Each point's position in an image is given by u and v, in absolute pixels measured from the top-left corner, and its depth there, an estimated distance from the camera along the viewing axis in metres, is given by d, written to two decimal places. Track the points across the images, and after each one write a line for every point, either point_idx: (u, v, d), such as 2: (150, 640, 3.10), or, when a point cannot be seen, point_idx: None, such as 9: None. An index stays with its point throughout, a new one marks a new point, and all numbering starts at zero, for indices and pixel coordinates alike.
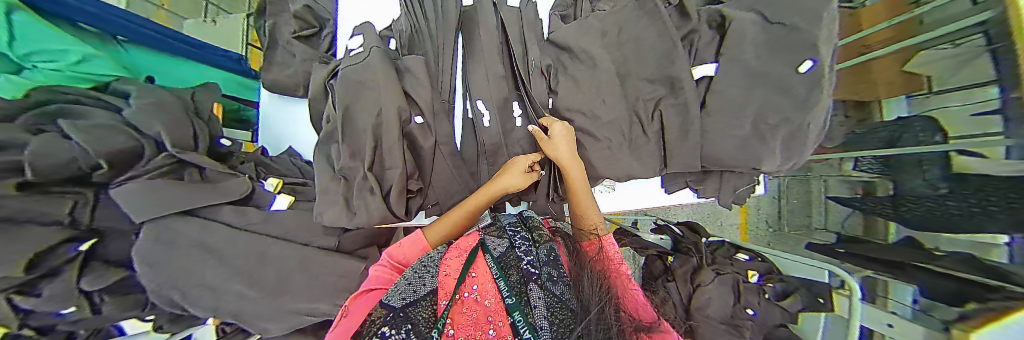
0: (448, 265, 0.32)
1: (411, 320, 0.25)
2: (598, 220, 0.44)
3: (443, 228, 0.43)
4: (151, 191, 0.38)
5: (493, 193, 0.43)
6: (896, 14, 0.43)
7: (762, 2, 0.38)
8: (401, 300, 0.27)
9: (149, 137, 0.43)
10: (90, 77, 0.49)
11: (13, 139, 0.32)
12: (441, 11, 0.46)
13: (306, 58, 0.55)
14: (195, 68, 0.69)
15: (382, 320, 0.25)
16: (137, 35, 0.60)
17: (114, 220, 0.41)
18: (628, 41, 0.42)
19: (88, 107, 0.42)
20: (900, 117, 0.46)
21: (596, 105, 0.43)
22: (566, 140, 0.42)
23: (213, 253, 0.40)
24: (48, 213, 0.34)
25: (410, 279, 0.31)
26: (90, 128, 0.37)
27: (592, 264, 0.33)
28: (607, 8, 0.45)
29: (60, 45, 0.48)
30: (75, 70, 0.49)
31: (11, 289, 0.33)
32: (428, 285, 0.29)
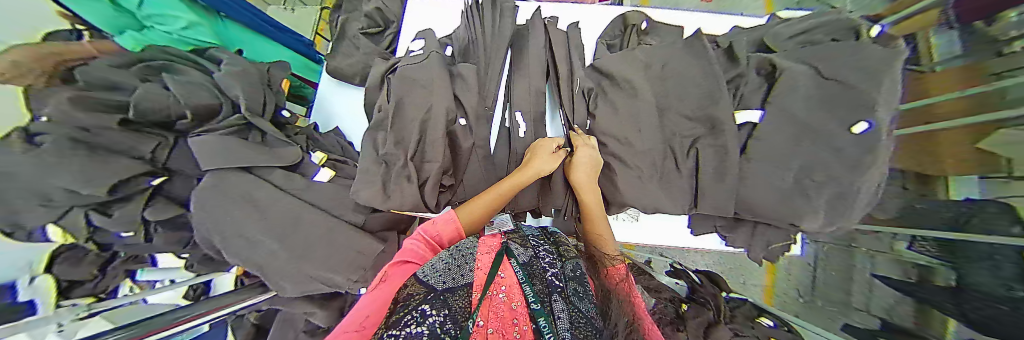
0: (479, 262, 0.34)
1: (449, 306, 0.27)
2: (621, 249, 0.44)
3: (479, 218, 0.43)
4: (221, 144, 0.43)
5: (527, 176, 0.43)
6: (975, 85, 0.38)
7: (820, 57, 0.37)
8: (441, 285, 0.30)
9: (230, 99, 0.50)
10: (190, 42, 0.59)
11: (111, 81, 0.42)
12: (497, 27, 0.50)
13: (368, 51, 0.61)
14: (273, 48, 0.78)
15: (424, 300, 0.28)
16: (235, 13, 0.68)
17: (185, 164, 0.49)
18: (672, 75, 0.43)
19: (185, 67, 0.50)
20: (969, 199, 0.39)
21: (632, 134, 0.43)
22: (586, 170, 0.44)
23: (258, 210, 0.44)
24: (132, 147, 0.42)
25: (446, 267, 0.33)
26: (183, 84, 0.45)
27: (619, 287, 0.32)
28: (655, 44, 0.47)
29: (174, 12, 0.57)
30: (180, 34, 0.58)
31: (91, 205, 0.41)
32: (463, 278, 0.32)
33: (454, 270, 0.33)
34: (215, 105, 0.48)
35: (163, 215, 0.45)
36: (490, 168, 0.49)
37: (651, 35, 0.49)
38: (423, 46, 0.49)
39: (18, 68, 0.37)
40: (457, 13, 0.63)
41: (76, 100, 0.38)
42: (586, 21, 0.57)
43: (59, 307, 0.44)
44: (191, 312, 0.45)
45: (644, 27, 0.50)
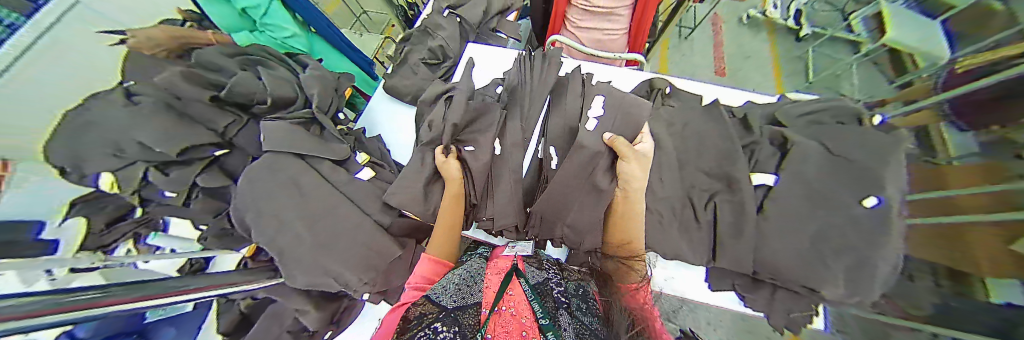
0: (490, 282, 0.47)
1: (460, 323, 0.39)
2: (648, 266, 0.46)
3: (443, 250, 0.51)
4: (286, 132, 0.50)
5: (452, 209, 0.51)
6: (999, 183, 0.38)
7: (830, 136, 0.43)
8: (451, 303, 0.44)
9: (305, 95, 0.58)
10: (286, 47, 0.72)
11: (217, 65, 0.52)
12: (544, 73, 0.59)
13: (425, 77, 0.72)
14: (343, 61, 0.90)
15: (438, 315, 0.41)
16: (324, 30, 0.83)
17: (249, 142, 0.56)
18: (691, 135, 0.49)
19: (277, 64, 0.59)
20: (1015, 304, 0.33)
21: (654, 179, 0.47)
22: (637, 161, 0.41)
23: (300, 195, 0.48)
24: (210, 120, 0.51)
25: (457, 289, 0.47)
26: (273, 78, 0.53)
27: (619, 295, 0.42)
28: (677, 107, 0.54)
29: (282, 24, 0.71)
30: (281, 41, 0.72)
31: (155, 163, 0.46)
32: (475, 298, 0.44)
33: (463, 293, 0.46)
34: (293, 99, 0.56)
35: (214, 185, 0.51)
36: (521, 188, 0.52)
37: (674, 98, 0.56)
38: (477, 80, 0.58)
39: (151, 42, 0.51)
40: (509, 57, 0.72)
41: (188, 74, 0.48)
42: (616, 80, 0.66)
43: (78, 252, 0.44)
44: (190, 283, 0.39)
45: (667, 92, 0.57)
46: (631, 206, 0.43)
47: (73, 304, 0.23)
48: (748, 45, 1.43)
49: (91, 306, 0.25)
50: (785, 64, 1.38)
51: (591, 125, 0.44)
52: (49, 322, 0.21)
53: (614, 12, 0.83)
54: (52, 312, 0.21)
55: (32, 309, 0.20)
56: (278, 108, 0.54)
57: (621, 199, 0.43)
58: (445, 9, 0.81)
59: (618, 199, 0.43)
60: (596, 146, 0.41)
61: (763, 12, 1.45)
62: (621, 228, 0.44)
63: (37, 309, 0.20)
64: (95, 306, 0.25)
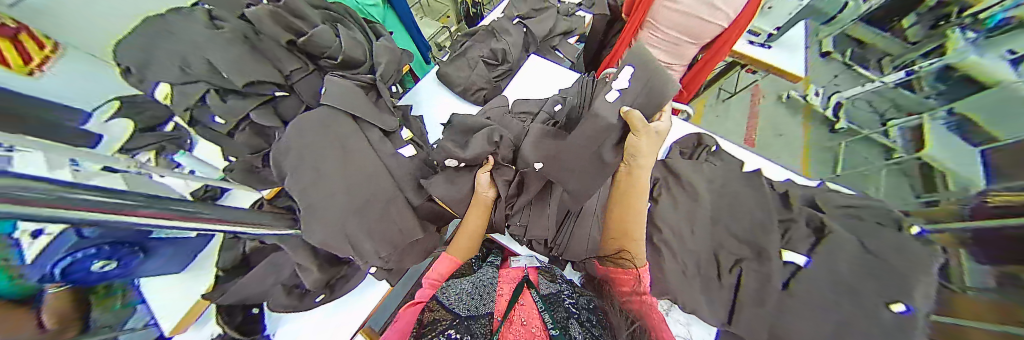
0: (502, 289, 0.47)
1: (471, 330, 0.41)
2: (644, 252, 0.41)
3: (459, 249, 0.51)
4: (347, 91, 0.52)
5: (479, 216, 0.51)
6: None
7: (868, 233, 0.43)
8: (464, 310, 0.44)
9: (372, 63, 0.60)
10: (365, 14, 0.75)
11: (303, 13, 0.55)
12: None
13: (481, 75, 0.74)
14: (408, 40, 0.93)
15: (450, 323, 0.42)
16: (401, 8, 0.86)
17: (307, 90, 0.56)
18: (727, 196, 0.51)
19: (355, 27, 0.62)
20: None
21: (684, 230, 0.48)
22: (649, 140, 0.38)
23: (343, 152, 0.49)
24: (279, 61, 0.53)
25: (468, 292, 0.47)
26: (349, 40, 0.56)
27: (619, 301, 0.39)
28: (719, 166, 0.55)
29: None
30: (363, 8, 0.75)
31: (215, 86, 0.49)
32: (485, 306, 0.44)
33: (474, 301, 0.45)
34: (360, 62, 0.58)
35: (267, 123, 0.52)
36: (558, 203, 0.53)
37: (718, 158, 0.57)
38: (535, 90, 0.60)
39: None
40: (568, 76, 0.73)
41: (275, 15, 0.52)
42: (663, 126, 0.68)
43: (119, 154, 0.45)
44: (228, 213, 0.37)
45: (713, 150, 0.59)
46: (634, 182, 0.42)
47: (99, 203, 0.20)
48: (782, 124, 1.46)
49: (113, 210, 0.21)
50: (815, 153, 1.43)
51: (612, 97, 0.37)
52: (57, 220, 0.17)
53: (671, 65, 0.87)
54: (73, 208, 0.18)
55: (51, 194, 0.17)
56: (345, 66, 0.56)
57: (624, 173, 0.42)
58: (514, 18, 0.85)
59: (621, 174, 0.43)
60: (611, 117, 0.37)
61: (803, 96, 1.49)
62: (624, 211, 0.42)
63: (57, 197, 0.17)
64: (120, 213, 0.22)
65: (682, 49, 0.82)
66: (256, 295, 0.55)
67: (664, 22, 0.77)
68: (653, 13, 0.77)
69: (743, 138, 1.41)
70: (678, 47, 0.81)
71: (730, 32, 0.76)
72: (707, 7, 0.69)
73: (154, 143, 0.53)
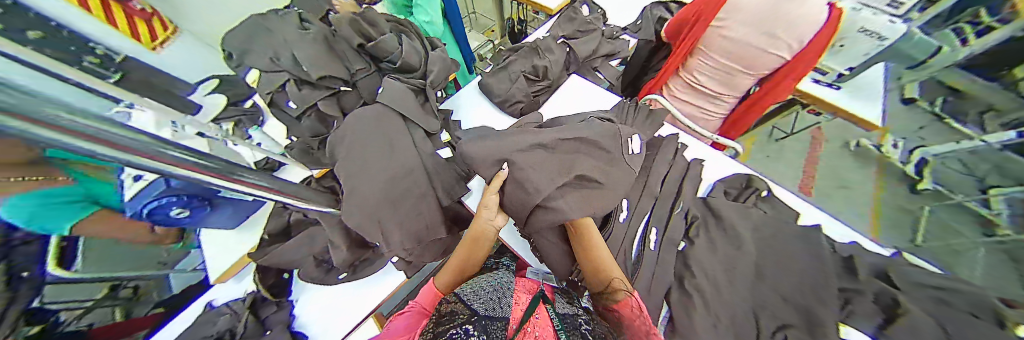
0: (518, 300, 0.42)
1: (487, 330, 0.35)
2: (619, 270, 0.41)
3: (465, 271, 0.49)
4: (400, 93, 0.57)
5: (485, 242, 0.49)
6: None
7: (958, 325, 0.36)
8: (484, 309, 0.40)
9: (425, 70, 0.65)
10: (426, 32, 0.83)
11: (374, 21, 0.62)
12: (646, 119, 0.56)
13: (521, 89, 0.75)
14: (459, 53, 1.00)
15: (465, 320, 0.37)
16: (456, 24, 0.93)
17: (367, 88, 0.61)
18: (774, 250, 0.46)
19: (416, 36, 0.68)
20: None
21: (721, 279, 0.43)
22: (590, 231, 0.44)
23: (388, 147, 0.53)
24: (347, 60, 0.59)
25: (488, 297, 0.42)
26: (410, 47, 0.62)
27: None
28: (770, 215, 0.50)
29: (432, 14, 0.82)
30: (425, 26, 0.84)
31: (295, 78, 0.57)
32: (502, 311, 0.39)
33: (493, 303, 0.41)
34: (415, 68, 0.63)
35: (330, 112, 0.58)
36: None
37: (769, 205, 0.52)
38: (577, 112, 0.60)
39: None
40: (610, 98, 0.72)
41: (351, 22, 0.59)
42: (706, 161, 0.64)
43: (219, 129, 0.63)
44: (279, 186, 0.40)
45: (765, 195, 0.52)
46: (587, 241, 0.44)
47: (172, 155, 0.23)
48: (846, 174, 1.29)
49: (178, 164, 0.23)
50: (890, 213, 1.22)
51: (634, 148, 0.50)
52: (140, 166, 0.20)
53: (722, 96, 0.81)
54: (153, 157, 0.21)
55: (133, 141, 0.20)
56: (402, 69, 0.62)
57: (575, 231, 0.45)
58: (560, 37, 0.87)
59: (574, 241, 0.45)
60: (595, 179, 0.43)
61: (878, 146, 1.30)
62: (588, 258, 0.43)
63: (143, 147, 0.20)
64: (188, 167, 0.25)
65: (737, 79, 0.76)
66: (292, 262, 0.60)
67: (719, 51, 0.73)
68: (705, 41, 0.74)
69: (798, 185, 1.27)
70: (729, 76, 0.75)
71: (789, 68, 0.71)
72: (768, 37, 0.64)
73: (235, 116, 0.68)
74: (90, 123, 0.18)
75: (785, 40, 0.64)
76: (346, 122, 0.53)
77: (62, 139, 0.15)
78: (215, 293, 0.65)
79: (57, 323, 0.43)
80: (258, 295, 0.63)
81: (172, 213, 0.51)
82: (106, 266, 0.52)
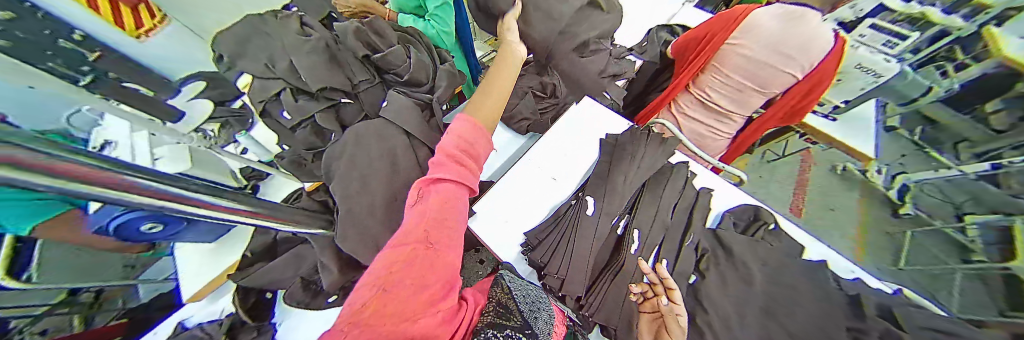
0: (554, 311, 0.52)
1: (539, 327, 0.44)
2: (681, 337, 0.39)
3: (441, 229, 0.40)
4: (406, 107, 0.54)
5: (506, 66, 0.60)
6: None
7: None
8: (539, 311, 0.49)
9: (433, 84, 0.63)
10: (435, 40, 0.81)
11: (381, 30, 0.59)
12: (659, 146, 0.56)
13: (527, 105, 0.75)
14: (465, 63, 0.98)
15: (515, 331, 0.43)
16: (464, 35, 0.92)
17: (369, 100, 0.60)
18: (782, 285, 0.46)
19: (423, 47, 0.66)
20: None
21: (733, 315, 0.43)
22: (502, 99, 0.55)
23: (392, 168, 0.51)
24: (350, 71, 0.56)
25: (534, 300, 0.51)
26: (419, 60, 0.60)
27: None
28: (777, 247, 0.50)
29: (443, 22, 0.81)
30: (434, 34, 0.81)
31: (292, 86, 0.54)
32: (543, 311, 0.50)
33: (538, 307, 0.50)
34: (423, 82, 0.61)
35: (328, 126, 0.56)
36: (597, 253, 0.49)
37: (776, 237, 0.52)
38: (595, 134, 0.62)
39: None
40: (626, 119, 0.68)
41: (357, 31, 0.56)
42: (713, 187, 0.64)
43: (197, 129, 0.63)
44: (272, 212, 0.39)
45: (772, 227, 0.53)
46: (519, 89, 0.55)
47: (132, 179, 0.19)
48: (833, 196, 1.35)
49: (172, 198, 0.23)
50: (873, 238, 1.28)
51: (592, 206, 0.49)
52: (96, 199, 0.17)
53: (732, 115, 0.82)
54: (117, 189, 0.18)
55: (99, 170, 0.17)
56: (410, 83, 0.60)
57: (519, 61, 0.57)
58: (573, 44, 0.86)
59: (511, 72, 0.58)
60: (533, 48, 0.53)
61: (862, 170, 1.36)
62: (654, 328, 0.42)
63: (114, 178, 0.18)
64: (177, 200, 0.23)
65: (748, 98, 0.77)
66: (278, 282, 0.57)
67: (732, 69, 0.74)
68: (719, 58, 0.75)
69: (788, 206, 1.32)
70: (743, 94, 0.77)
71: (797, 89, 0.75)
72: (781, 57, 0.68)
73: (222, 117, 0.65)
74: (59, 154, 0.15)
75: (796, 59, 0.67)
76: (346, 137, 0.49)
77: (45, 180, 0.14)
78: (190, 311, 0.61)
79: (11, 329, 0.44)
80: (236, 319, 0.59)
81: (144, 228, 0.50)
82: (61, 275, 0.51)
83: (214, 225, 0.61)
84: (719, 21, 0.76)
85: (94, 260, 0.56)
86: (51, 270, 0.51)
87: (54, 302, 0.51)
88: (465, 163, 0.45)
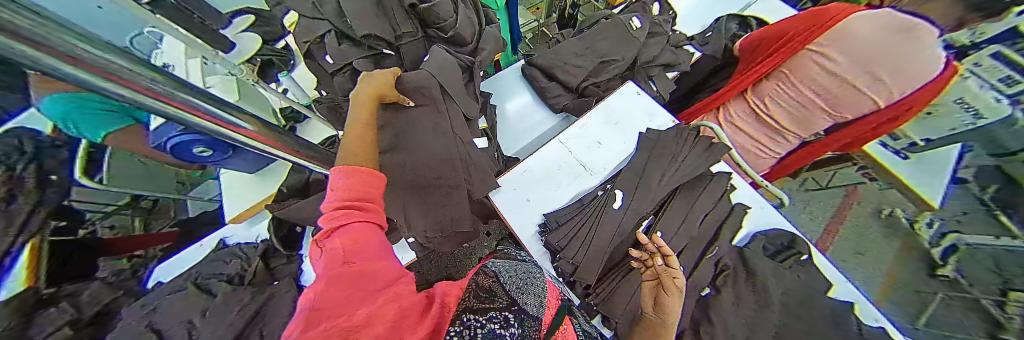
0: (549, 285, 0.47)
1: (524, 310, 0.35)
2: (678, 311, 0.38)
3: (370, 235, 0.31)
4: (444, 68, 0.52)
5: (364, 102, 0.41)
6: None
7: None
8: (535, 303, 0.39)
9: (476, 46, 0.59)
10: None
11: None
12: (701, 154, 0.52)
13: (567, 85, 0.71)
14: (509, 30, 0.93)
15: (506, 312, 0.32)
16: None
17: (409, 55, 0.56)
18: (801, 314, 0.45)
19: (471, 4, 0.61)
20: None
21: (743, 335, 0.42)
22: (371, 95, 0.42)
23: (427, 131, 0.51)
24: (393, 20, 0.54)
25: (526, 284, 0.44)
26: (465, 18, 0.56)
27: None
28: (804, 277, 0.48)
29: None
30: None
31: (336, 30, 0.53)
32: (537, 287, 0.45)
33: (529, 289, 0.42)
34: (467, 41, 0.58)
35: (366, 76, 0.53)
36: (616, 246, 0.48)
37: (805, 269, 0.49)
38: (637, 129, 0.57)
39: None
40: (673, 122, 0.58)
41: None
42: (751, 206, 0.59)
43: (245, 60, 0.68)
44: (299, 148, 0.41)
45: (804, 258, 0.50)
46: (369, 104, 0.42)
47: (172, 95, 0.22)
48: None
49: (206, 117, 0.26)
50: None
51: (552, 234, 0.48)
52: (121, 97, 0.19)
53: (789, 133, 0.73)
54: (142, 92, 0.19)
55: (127, 71, 0.18)
56: (452, 41, 0.57)
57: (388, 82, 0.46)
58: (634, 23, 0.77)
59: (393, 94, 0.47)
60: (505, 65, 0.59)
61: None
62: (651, 295, 0.41)
63: (129, 75, 0.19)
64: (205, 118, 0.26)
65: (813, 118, 0.68)
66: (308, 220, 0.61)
67: (804, 81, 0.64)
68: (792, 65, 0.65)
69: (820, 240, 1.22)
70: (807, 111, 0.67)
71: (875, 116, 0.65)
72: (868, 78, 0.56)
73: (268, 55, 0.70)
74: (83, 42, 0.16)
75: (887, 83, 0.55)
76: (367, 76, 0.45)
77: (74, 72, 0.15)
78: (231, 231, 0.68)
79: (82, 220, 0.62)
80: (271, 245, 0.64)
81: (195, 151, 0.53)
82: (129, 182, 0.68)
83: (256, 157, 0.66)
84: (812, 19, 0.66)
85: (153, 173, 0.73)
86: (120, 177, 0.67)
87: (120, 204, 0.70)
88: (367, 205, 0.32)
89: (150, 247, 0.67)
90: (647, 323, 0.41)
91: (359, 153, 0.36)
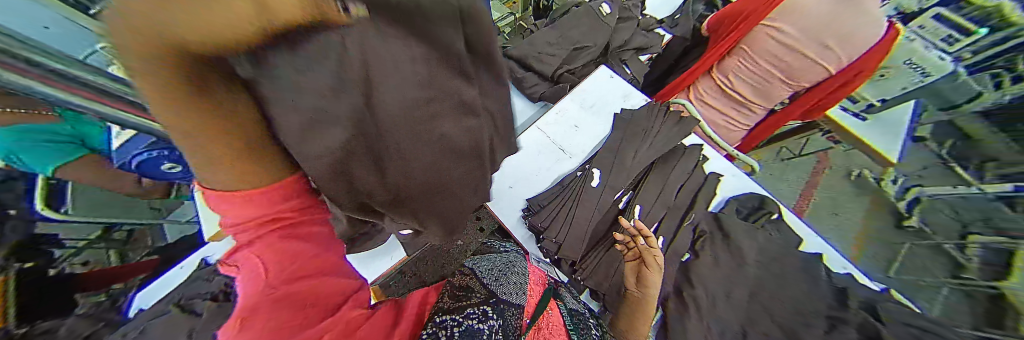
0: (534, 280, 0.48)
1: (506, 314, 0.38)
2: (658, 283, 0.41)
3: (294, 268, 0.35)
4: None
5: (169, 91, 0.12)
6: None
7: None
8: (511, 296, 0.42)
9: None
10: None
11: None
12: (671, 129, 0.54)
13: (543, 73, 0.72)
14: None
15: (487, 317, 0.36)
16: None
17: None
18: (775, 269, 0.47)
19: None
20: None
21: (718, 293, 0.45)
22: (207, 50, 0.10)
23: None
24: None
25: (509, 281, 0.45)
26: None
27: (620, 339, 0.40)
28: (775, 234, 0.51)
29: None
30: None
31: None
32: (520, 294, 0.43)
33: (513, 285, 0.45)
34: None
35: None
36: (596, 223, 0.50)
37: (777, 227, 0.52)
38: (611, 110, 0.59)
39: None
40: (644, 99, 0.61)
41: None
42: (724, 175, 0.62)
43: None
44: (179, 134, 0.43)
45: (774, 216, 0.53)
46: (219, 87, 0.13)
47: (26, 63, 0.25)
48: None
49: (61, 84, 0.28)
50: None
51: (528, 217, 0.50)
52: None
53: (755, 105, 0.78)
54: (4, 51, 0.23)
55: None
56: None
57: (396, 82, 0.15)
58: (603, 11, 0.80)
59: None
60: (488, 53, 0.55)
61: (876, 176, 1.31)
62: (633, 271, 0.44)
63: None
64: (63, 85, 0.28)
65: (773, 89, 0.73)
66: None
67: (761, 54, 0.69)
68: (748, 41, 0.70)
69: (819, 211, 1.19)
70: (768, 83, 0.72)
71: (829, 82, 0.70)
72: (818, 47, 0.63)
73: None
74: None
75: (834, 50, 0.62)
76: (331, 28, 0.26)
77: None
78: (212, 248, 0.60)
79: (53, 256, 0.47)
80: None
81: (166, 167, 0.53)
82: (96, 210, 0.58)
83: None
84: None
85: (122, 203, 0.62)
86: (81, 204, 0.55)
87: (92, 238, 0.55)
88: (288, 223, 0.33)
89: (129, 279, 0.56)
90: (631, 295, 0.44)
91: (213, 163, 0.18)
